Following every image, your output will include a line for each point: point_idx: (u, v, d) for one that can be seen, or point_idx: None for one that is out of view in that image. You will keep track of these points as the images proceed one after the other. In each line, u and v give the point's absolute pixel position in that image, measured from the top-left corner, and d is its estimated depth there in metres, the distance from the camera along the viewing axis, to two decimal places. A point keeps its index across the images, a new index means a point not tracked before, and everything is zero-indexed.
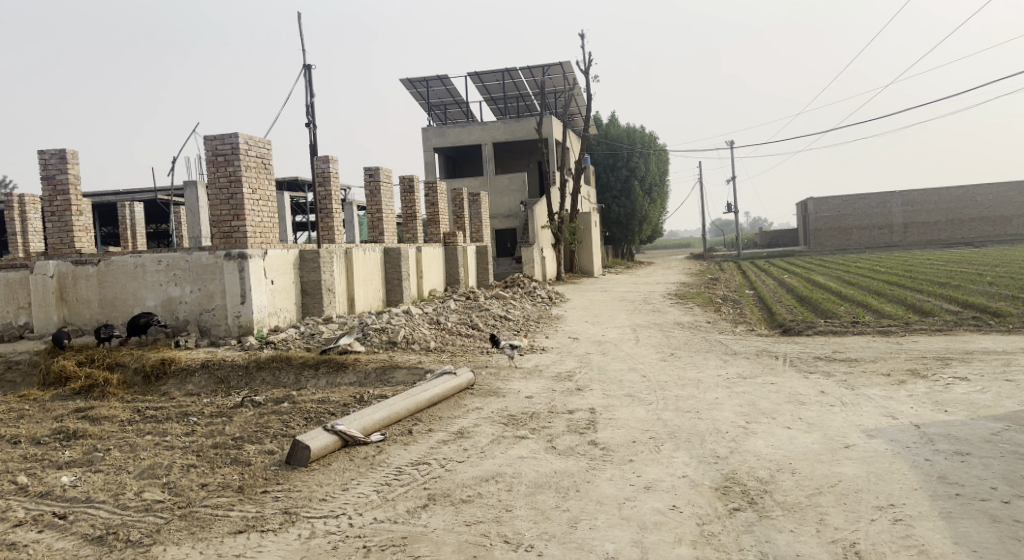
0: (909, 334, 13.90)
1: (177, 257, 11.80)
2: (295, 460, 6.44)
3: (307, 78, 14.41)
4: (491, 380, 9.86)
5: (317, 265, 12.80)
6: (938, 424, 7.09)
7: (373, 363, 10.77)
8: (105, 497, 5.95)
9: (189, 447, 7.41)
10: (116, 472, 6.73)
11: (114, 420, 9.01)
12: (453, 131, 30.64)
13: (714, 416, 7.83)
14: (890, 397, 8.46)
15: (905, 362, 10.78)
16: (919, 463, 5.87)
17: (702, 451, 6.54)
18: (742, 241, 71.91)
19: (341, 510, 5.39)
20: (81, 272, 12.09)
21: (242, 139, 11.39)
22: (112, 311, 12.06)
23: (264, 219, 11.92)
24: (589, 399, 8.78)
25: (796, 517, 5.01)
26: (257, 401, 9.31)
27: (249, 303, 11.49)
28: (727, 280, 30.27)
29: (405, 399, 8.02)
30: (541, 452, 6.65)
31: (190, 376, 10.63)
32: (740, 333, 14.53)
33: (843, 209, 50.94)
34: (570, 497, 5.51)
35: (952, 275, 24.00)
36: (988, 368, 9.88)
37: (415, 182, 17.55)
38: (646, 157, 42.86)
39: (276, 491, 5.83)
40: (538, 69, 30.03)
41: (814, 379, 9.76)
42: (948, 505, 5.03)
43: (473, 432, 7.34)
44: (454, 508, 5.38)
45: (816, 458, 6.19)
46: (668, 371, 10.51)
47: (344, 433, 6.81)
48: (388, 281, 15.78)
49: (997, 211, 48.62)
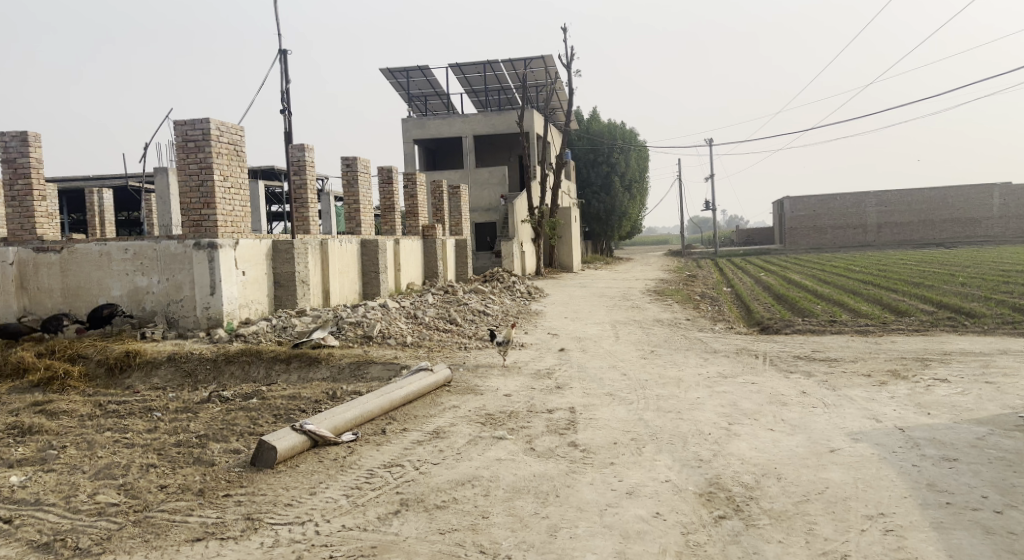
0: (887, 334, 13.86)
1: (144, 246, 11.37)
2: (261, 461, 6.13)
3: (283, 63, 14.00)
4: (468, 377, 9.59)
5: (290, 257, 12.42)
6: (923, 427, 6.96)
7: (347, 358, 10.47)
8: (55, 499, 5.62)
9: (150, 445, 7.07)
10: (70, 471, 6.38)
11: (72, 414, 8.63)
12: (434, 123, 30.21)
13: (696, 417, 7.64)
14: (873, 399, 8.32)
15: (884, 362, 10.68)
16: (906, 470, 5.71)
17: (685, 454, 6.34)
18: (719, 237, 72.15)
19: (307, 517, 5.11)
20: (43, 259, 11.62)
21: (213, 125, 11.02)
22: (76, 301, 11.62)
23: (235, 207, 11.52)
24: (569, 398, 8.54)
25: (784, 526, 4.82)
26: (225, 396, 8.98)
27: (218, 294, 11.08)
28: (704, 277, 30.22)
29: (379, 396, 7.74)
30: (520, 454, 6.41)
31: (156, 369, 10.29)
32: (719, 331, 14.39)
33: (819, 208, 51.24)
34: (549, 503, 5.28)
35: (925, 276, 24.16)
36: (969, 370, 9.79)
37: (394, 173, 17.18)
38: (626, 153, 42.76)
39: (239, 495, 5.53)
40: (519, 62, 29.71)
41: (794, 378, 9.62)
42: (939, 514, 4.86)
43: (449, 432, 7.09)
44: (427, 515, 5.12)
45: (801, 463, 6.01)
46: (649, 369, 10.31)
47: (314, 433, 6.52)
48: (365, 273, 15.44)
49: (968, 213, 49.22)
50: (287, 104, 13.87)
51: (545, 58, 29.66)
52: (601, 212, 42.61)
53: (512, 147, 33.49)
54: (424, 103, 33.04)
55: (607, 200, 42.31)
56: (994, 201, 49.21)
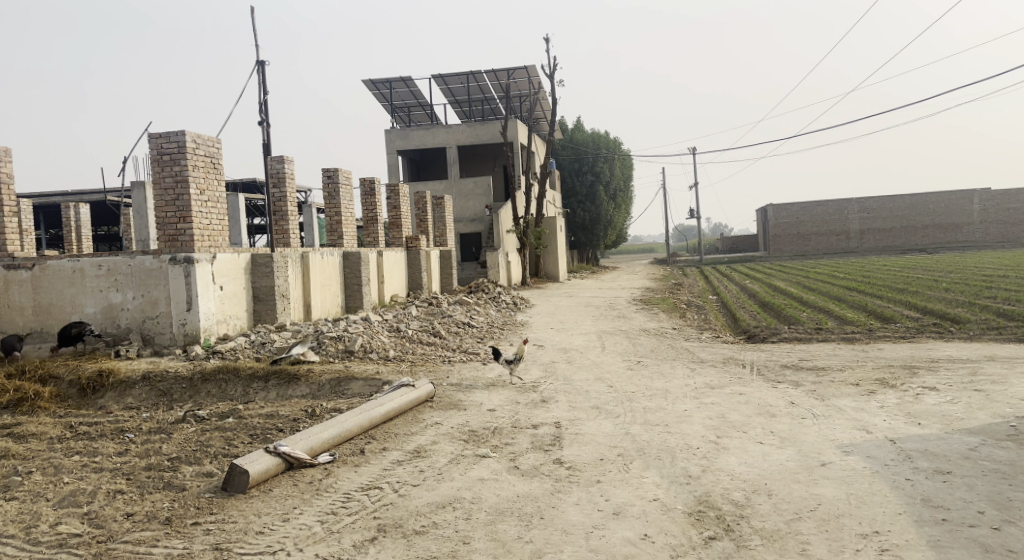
0: (874, 341, 13.78)
1: (118, 262, 11.07)
2: (233, 486, 5.88)
3: (261, 74, 13.80)
4: (451, 392, 9.37)
5: (270, 270, 12.16)
6: (915, 439, 6.81)
7: (327, 375, 10.23)
8: (14, 531, 5.39)
9: (119, 470, 6.80)
10: (33, 499, 6.11)
11: (41, 437, 8.34)
12: (418, 133, 30.03)
13: (684, 430, 7.45)
14: (863, 409, 8.17)
15: (872, 371, 10.54)
16: (899, 484, 5.55)
17: (674, 470, 6.16)
18: (705, 244, 72.16)
19: (279, 546, 4.89)
20: (14, 277, 11.33)
21: (189, 137, 10.78)
22: (48, 318, 11.30)
23: (213, 221, 11.26)
24: (554, 412, 8.34)
25: (776, 547, 4.64)
26: (201, 416, 8.71)
27: (195, 310, 10.82)
28: (689, 285, 30.17)
29: (359, 414, 7.51)
30: (503, 474, 6.19)
31: (130, 388, 10.00)
32: (706, 340, 14.25)
33: (803, 215, 51.43)
34: (533, 526, 5.08)
35: (910, 281, 24.17)
36: (958, 378, 9.67)
37: (377, 184, 16.96)
38: (610, 162, 42.78)
39: (209, 523, 5.30)
40: (502, 73, 29.65)
41: (782, 388, 9.47)
42: (935, 532, 4.71)
43: (431, 451, 6.87)
44: (405, 542, 4.90)
45: (792, 478, 5.84)
46: (636, 381, 10.13)
47: (289, 455, 6.29)
48: (347, 286, 15.20)
49: (948, 219, 49.62)
50: (266, 116, 13.64)
51: (528, 69, 29.60)
52: (586, 221, 42.55)
53: (496, 158, 33.39)
54: (408, 114, 32.90)
55: (592, 209, 42.29)
56: (974, 207, 49.72)
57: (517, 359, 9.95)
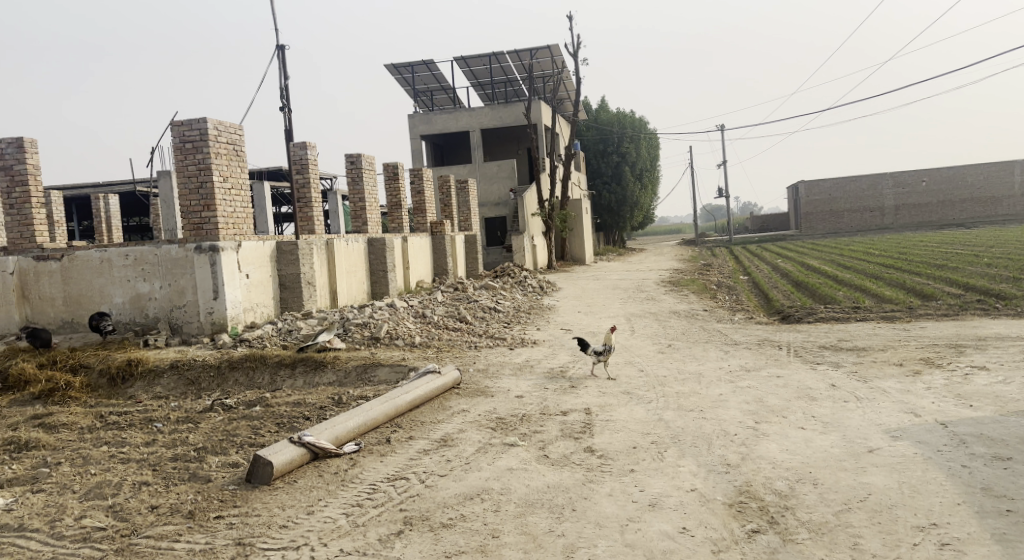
0: (915, 319, 13.31)
1: (145, 251, 11.00)
2: (257, 478, 5.74)
3: (280, 60, 13.61)
4: (478, 378, 9.17)
5: (295, 258, 12.03)
6: (967, 422, 6.46)
7: (354, 361, 10.11)
8: (39, 524, 5.30)
9: (146, 460, 6.70)
10: (59, 492, 6.02)
11: (72, 427, 8.31)
12: (442, 118, 29.73)
13: (720, 416, 7.17)
14: (908, 391, 7.80)
15: (916, 351, 10.13)
16: (956, 471, 5.22)
17: (711, 458, 5.89)
18: (735, 224, 71.21)
19: (303, 540, 4.72)
20: (44, 268, 11.29)
21: (211, 124, 10.64)
22: (78, 309, 11.29)
23: (236, 209, 11.13)
24: (584, 398, 8.10)
25: (825, 541, 4.37)
26: (228, 404, 8.60)
27: (222, 298, 10.73)
28: (720, 265, 29.54)
29: (384, 402, 7.34)
30: (532, 463, 5.97)
31: (159, 377, 9.94)
32: (739, 321, 13.89)
33: (835, 192, 50.36)
34: (565, 519, 4.85)
35: (949, 258, 23.41)
36: (1007, 357, 9.23)
37: (400, 169, 16.72)
38: (637, 142, 42.17)
39: (231, 517, 5.15)
40: (525, 53, 29.20)
41: (822, 370, 9.15)
42: (1000, 525, 4.39)
43: (458, 440, 6.67)
44: (432, 536, 4.71)
45: (838, 466, 5.55)
46: (667, 364, 9.88)
47: (313, 445, 6.12)
48: (372, 272, 15.05)
49: (989, 191, 48.22)
50: (288, 102, 13.48)
51: (551, 48, 29.13)
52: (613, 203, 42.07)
53: (521, 140, 33.02)
54: (431, 98, 32.63)
55: (619, 190, 41.81)
56: (1015, 178, 48.20)
57: (607, 350, 9.19)
